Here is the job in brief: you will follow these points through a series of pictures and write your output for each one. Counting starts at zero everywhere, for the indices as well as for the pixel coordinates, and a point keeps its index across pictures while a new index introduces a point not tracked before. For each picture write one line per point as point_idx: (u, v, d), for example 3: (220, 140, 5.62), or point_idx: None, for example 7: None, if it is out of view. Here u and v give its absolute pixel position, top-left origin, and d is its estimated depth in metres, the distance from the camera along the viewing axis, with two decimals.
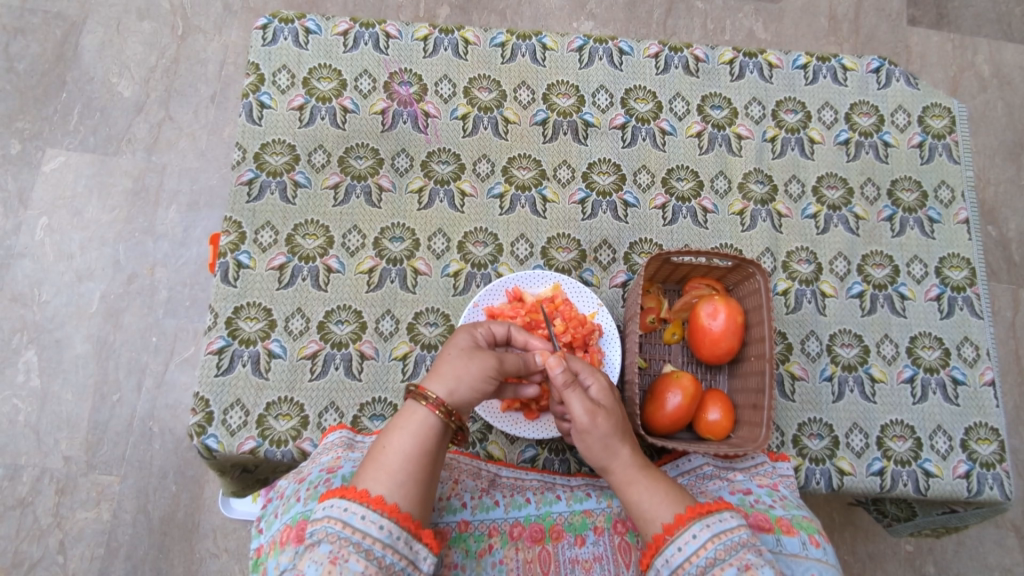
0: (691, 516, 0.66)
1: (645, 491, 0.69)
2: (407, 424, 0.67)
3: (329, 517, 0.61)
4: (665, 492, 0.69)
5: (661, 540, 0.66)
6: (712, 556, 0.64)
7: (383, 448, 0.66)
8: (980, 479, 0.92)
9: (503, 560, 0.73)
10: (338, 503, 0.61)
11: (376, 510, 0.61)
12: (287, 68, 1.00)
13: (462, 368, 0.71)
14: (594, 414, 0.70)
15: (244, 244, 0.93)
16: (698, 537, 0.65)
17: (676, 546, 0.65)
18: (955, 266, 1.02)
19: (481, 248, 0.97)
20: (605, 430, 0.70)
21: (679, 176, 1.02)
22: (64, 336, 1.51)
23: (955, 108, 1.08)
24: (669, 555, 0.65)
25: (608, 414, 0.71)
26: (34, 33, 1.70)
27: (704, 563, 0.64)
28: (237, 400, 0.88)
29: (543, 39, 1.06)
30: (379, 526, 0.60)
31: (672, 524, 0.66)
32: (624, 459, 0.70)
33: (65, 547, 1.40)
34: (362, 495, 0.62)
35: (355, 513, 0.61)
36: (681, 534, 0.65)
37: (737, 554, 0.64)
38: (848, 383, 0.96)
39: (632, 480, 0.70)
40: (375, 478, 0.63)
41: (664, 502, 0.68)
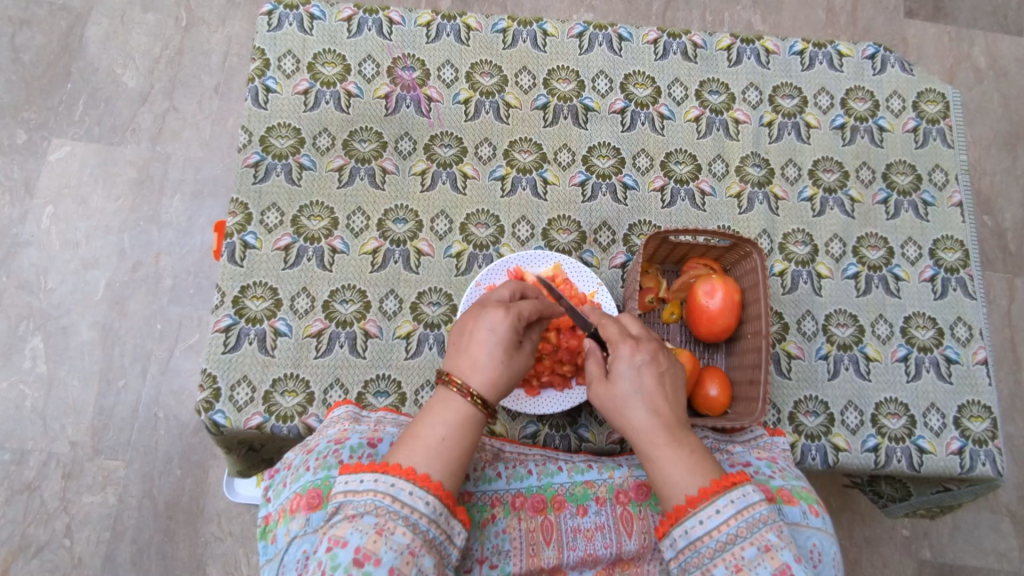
0: (715, 491, 0.66)
1: (664, 461, 0.68)
2: (454, 419, 0.68)
3: (376, 490, 0.63)
4: (688, 464, 0.67)
5: (681, 513, 0.66)
6: (733, 532, 0.64)
7: (427, 435, 0.67)
8: (972, 455, 0.94)
9: (506, 529, 0.75)
10: (384, 478, 0.63)
11: (423, 487, 0.63)
12: (292, 53, 1.02)
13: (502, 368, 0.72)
14: (614, 376, 0.73)
15: (250, 225, 0.95)
16: (721, 513, 0.65)
17: (697, 519, 0.65)
18: (948, 248, 1.04)
19: (483, 230, 0.99)
20: (624, 391, 0.72)
21: (678, 159, 1.04)
22: (70, 323, 1.53)
23: (949, 93, 1.10)
24: (690, 527, 0.65)
25: (629, 377, 0.72)
26: (39, 24, 1.71)
27: (725, 538, 0.64)
28: (244, 376, 0.90)
29: (544, 25, 1.07)
30: (425, 502, 0.63)
31: (695, 498, 0.66)
32: (646, 424, 0.70)
33: (72, 530, 1.42)
34: (410, 472, 0.64)
35: (403, 488, 0.63)
36: (704, 508, 0.65)
37: (758, 531, 0.64)
38: (843, 361, 0.98)
39: (653, 447, 0.69)
40: (424, 458, 0.65)
41: (685, 476, 0.67)
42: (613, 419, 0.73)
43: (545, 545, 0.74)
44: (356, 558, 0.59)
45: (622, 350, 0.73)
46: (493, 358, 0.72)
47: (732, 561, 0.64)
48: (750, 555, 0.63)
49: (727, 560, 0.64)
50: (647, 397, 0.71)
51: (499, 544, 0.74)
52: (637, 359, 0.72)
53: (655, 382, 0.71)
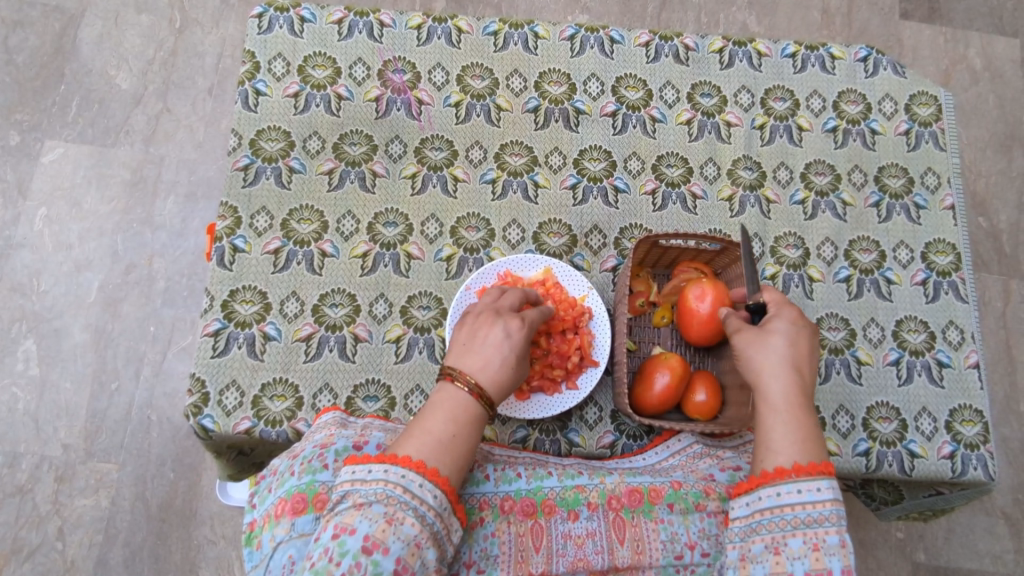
0: (821, 470, 0.67)
1: (783, 422, 0.70)
2: (458, 418, 0.68)
3: (387, 480, 0.63)
4: (804, 436, 0.70)
5: (782, 475, 0.67)
6: (823, 514, 0.65)
7: (436, 429, 0.67)
8: (964, 460, 0.94)
9: (495, 533, 0.75)
10: (395, 469, 0.64)
11: (432, 480, 0.64)
12: (282, 56, 1.02)
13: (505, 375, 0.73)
14: (772, 331, 0.75)
15: (240, 228, 0.95)
16: (821, 492, 0.66)
17: (796, 488, 0.66)
18: (940, 251, 1.03)
19: (474, 233, 0.99)
20: (775, 348, 0.74)
21: (669, 163, 1.04)
22: (64, 325, 1.53)
23: (941, 96, 1.09)
24: (783, 491, 0.67)
25: (788, 337, 0.74)
26: (33, 25, 1.71)
27: (813, 516, 0.66)
28: (233, 380, 0.89)
29: (536, 27, 1.07)
30: (433, 495, 0.64)
31: (799, 468, 0.67)
32: (782, 386, 0.72)
33: (64, 533, 1.42)
34: (420, 465, 0.64)
35: (413, 480, 0.63)
36: (806, 481, 0.67)
37: (846, 527, 0.65)
38: (834, 365, 0.98)
39: (777, 406, 0.71)
40: (435, 453, 0.66)
41: (796, 444, 0.69)
42: (750, 372, 0.74)
43: (534, 551, 0.73)
44: (364, 546, 0.59)
45: (788, 313, 0.77)
46: (503, 365, 0.72)
47: (813, 539, 0.65)
48: (831, 542, 0.64)
49: (807, 536, 0.65)
50: (794, 361, 0.73)
51: (488, 548, 0.74)
52: (799, 325, 0.76)
53: (805, 353, 0.74)
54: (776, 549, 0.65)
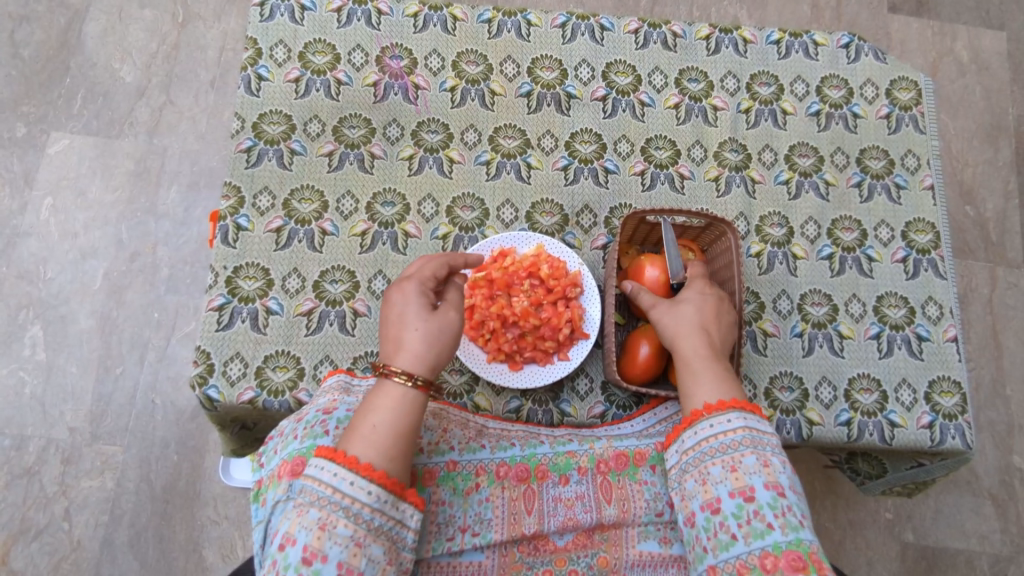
0: (731, 405, 0.75)
1: (695, 374, 0.80)
2: (393, 401, 0.71)
3: (320, 482, 0.65)
4: (719, 382, 0.78)
5: (697, 414, 0.76)
6: (736, 440, 0.73)
7: (372, 424, 0.70)
8: (942, 429, 0.97)
9: (489, 497, 0.78)
10: (329, 468, 0.66)
11: (365, 477, 0.66)
12: (284, 43, 1.05)
13: (440, 344, 0.76)
14: (683, 301, 0.86)
15: (243, 208, 0.98)
16: (731, 423, 0.74)
17: (709, 422, 0.75)
18: (920, 230, 1.07)
19: (469, 212, 1.03)
20: (687, 315, 0.84)
21: (657, 145, 1.07)
22: (69, 312, 1.56)
23: (921, 81, 1.13)
24: (700, 428, 0.75)
25: (697, 304, 0.85)
26: (39, 20, 1.75)
27: (728, 444, 0.73)
28: (237, 353, 0.93)
29: (529, 15, 1.11)
30: (367, 492, 0.65)
31: (712, 406, 0.76)
32: (696, 344, 0.81)
33: (71, 513, 1.45)
34: (353, 462, 0.66)
35: (344, 479, 0.65)
36: (718, 416, 0.75)
37: (761, 448, 0.72)
38: (818, 339, 1.01)
39: (692, 361, 0.81)
40: (373, 452, 0.68)
41: (715, 388, 0.78)
42: (668, 337, 0.84)
43: (526, 513, 0.77)
44: (304, 557, 0.63)
45: (696, 287, 0.88)
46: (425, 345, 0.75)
47: (730, 463, 0.72)
48: (748, 462, 0.71)
49: (725, 461, 0.72)
50: (703, 324, 0.83)
51: (481, 512, 0.77)
52: (706, 294, 0.86)
53: (713, 316, 0.84)
54: (703, 479, 0.73)
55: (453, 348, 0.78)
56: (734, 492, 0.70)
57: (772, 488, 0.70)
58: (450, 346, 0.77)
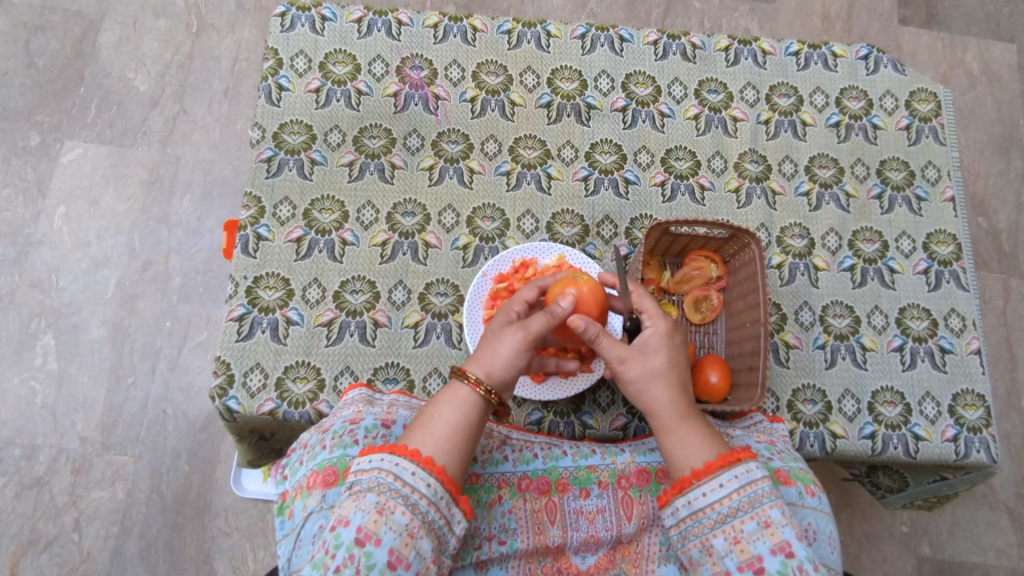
0: (733, 460, 0.71)
1: (677, 433, 0.75)
2: (453, 397, 0.72)
3: (380, 469, 0.66)
4: (703, 443, 0.74)
5: (687, 483, 0.71)
6: (732, 506, 0.69)
7: (441, 417, 0.70)
8: (967, 442, 0.96)
9: (512, 510, 0.78)
10: (390, 458, 0.66)
11: (425, 469, 0.66)
12: (304, 53, 1.05)
13: (491, 352, 0.75)
14: (649, 349, 0.79)
15: (263, 218, 0.98)
16: (724, 488, 0.70)
17: (702, 491, 0.70)
18: (941, 242, 1.06)
19: (489, 223, 1.02)
20: (655, 367, 0.78)
21: (677, 156, 1.07)
22: (81, 321, 1.55)
23: (940, 93, 1.13)
24: (693, 497, 0.70)
25: (664, 350, 0.79)
26: (53, 30, 1.75)
27: (726, 512, 0.69)
28: (257, 363, 0.92)
29: (548, 26, 1.11)
30: (426, 484, 0.66)
31: (700, 470, 0.71)
32: (668, 400, 0.77)
33: (81, 525, 1.44)
34: (413, 454, 0.67)
35: (406, 468, 0.66)
36: (709, 482, 0.70)
37: (760, 508, 0.69)
38: (840, 351, 1.00)
39: (671, 420, 0.76)
40: (438, 448, 0.68)
41: (698, 448, 0.74)
42: (635, 391, 0.78)
43: (549, 524, 0.77)
44: (357, 538, 0.63)
45: (659, 325, 0.80)
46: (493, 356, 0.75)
47: (731, 533, 0.69)
48: (749, 530, 0.68)
49: (727, 532, 0.69)
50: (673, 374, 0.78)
51: (505, 523, 0.77)
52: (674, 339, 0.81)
53: (678, 361, 0.80)
54: (708, 551, 0.69)
55: (515, 362, 0.75)
56: (742, 565, 0.68)
57: (780, 551, 0.67)
58: (503, 356, 0.75)
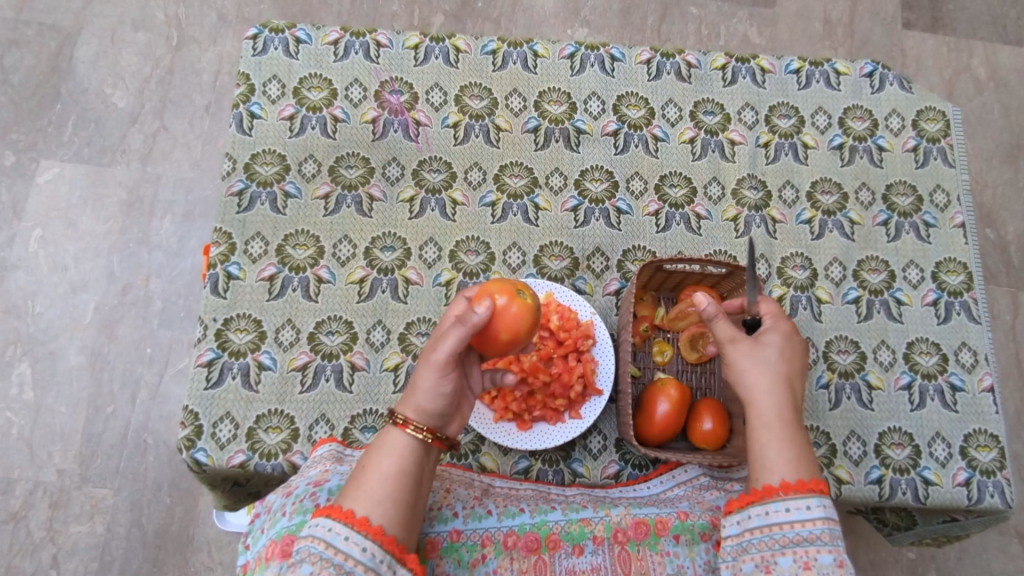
0: (812, 487, 0.67)
1: (776, 439, 0.70)
2: (388, 442, 0.67)
3: (313, 537, 0.61)
4: (795, 453, 0.70)
5: (773, 490, 0.68)
6: (815, 533, 0.65)
7: (376, 471, 0.65)
8: (980, 487, 0.90)
9: (497, 571, 0.71)
10: (322, 523, 0.61)
11: (360, 532, 0.61)
12: (277, 78, 1.00)
13: (411, 388, 0.69)
14: (766, 352, 0.75)
15: (233, 255, 0.93)
16: (810, 511, 0.66)
17: (784, 504, 0.67)
18: (951, 271, 1.01)
19: (473, 257, 0.97)
20: (771, 370, 0.73)
21: (672, 182, 1.01)
22: (58, 348, 1.50)
23: (949, 111, 1.07)
24: (772, 509, 0.67)
25: (783, 355, 0.75)
26: (29, 45, 1.70)
27: (805, 535, 0.65)
28: (227, 413, 0.87)
29: (535, 46, 1.05)
30: (362, 548, 0.60)
31: (790, 483, 0.68)
32: (778, 405, 0.72)
33: (59, 561, 1.39)
34: (347, 516, 0.61)
35: (339, 533, 0.60)
36: (795, 498, 0.67)
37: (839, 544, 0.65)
38: (845, 390, 0.95)
39: (774, 424, 0.71)
40: (377, 506, 0.62)
41: (791, 459, 0.69)
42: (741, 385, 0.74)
43: None
44: None
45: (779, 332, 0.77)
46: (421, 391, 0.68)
47: (804, 558, 0.65)
48: (823, 561, 0.64)
49: (797, 555, 0.65)
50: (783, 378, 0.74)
51: None
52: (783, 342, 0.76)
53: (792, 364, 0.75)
54: (766, 568, 0.65)
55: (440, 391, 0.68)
56: None
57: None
58: (422, 389, 0.68)
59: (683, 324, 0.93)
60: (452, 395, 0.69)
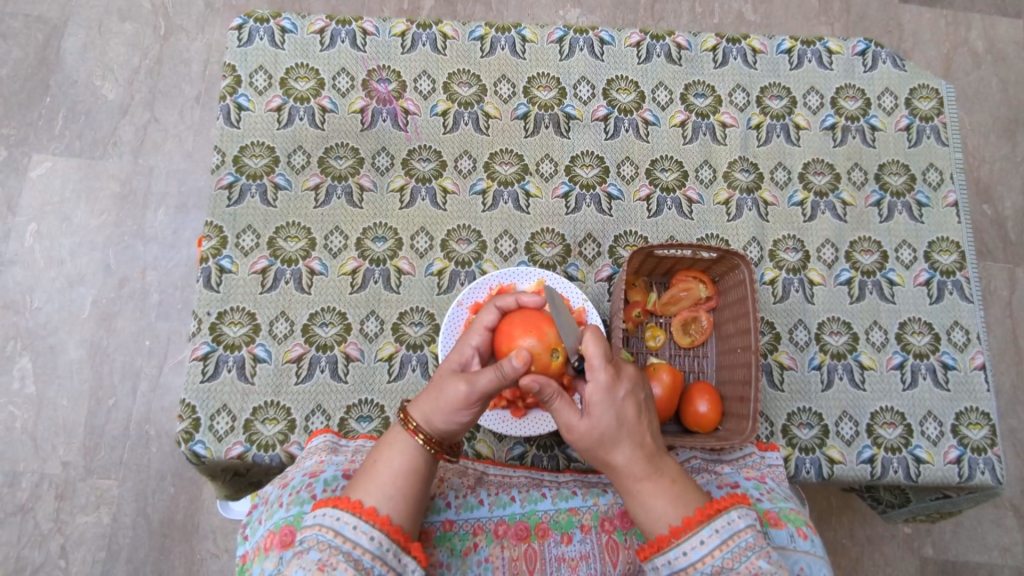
0: (699, 519, 0.65)
1: (636, 500, 0.67)
2: (398, 442, 0.67)
3: (321, 525, 0.61)
4: (663, 506, 0.66)
5: (664, 542, 0.64)
6: (717, 564, 0.63)
7: (384, 467, 0.66)
8: (971, 464, 0.91)
9: (488, 558, 0.72)
10: (331, 512, 0.62)
11: (369, 521, 0.61)
12: (264, 69, 0.99)
13: (431, 401, 0.68)
14: (591, 408, 0.67)
15: (225, 248, 0.93)
16: (706, 543, 0.64)
17: (681, 550, 0.64)
18: (944, 250, 1.01)
19: (465, 246, 0.97)
20: (605, 427, 0.67)
21: (663, 166, 1.01)
22: (58, 342, 1.51)
23: (943, 89, 1.06)
24: (672, 558, 0.64)
25: (618, 411, 0.67)
26: (15, 37, 1.68)
27: (711, 569, 0.63)
28: (224, 405, 0.87)
29: (523, 30, 1.04)
30: (370, 537, 0.61)
31: (678, 528, 0.64)
32: (627, 464, 0.67)
33: (67, 551, 1.41)
34: (355, 506, 0.62)
35: (347, 522, 0.61)
36: (689, 539, 0.64)
37: (746, 563, 0.63)
38: (837, 371, 0.96)
39: (629, 486, 0.67)
40: (384, 497, 0.63)
41: (660, 512, 0.66)
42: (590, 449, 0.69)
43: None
44: None
45: (603, 379, 0.67)
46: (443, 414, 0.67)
47: None
48: None
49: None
50: (629, 433, 0.67)
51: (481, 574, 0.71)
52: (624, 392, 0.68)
53: (631, 415, 0.68)
54: None
55: (453, 418, 0.67)
56: None
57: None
58: (443, 407, 0.67)
59: (676, 308, 0.95)
60: (465, 426, 0.69)
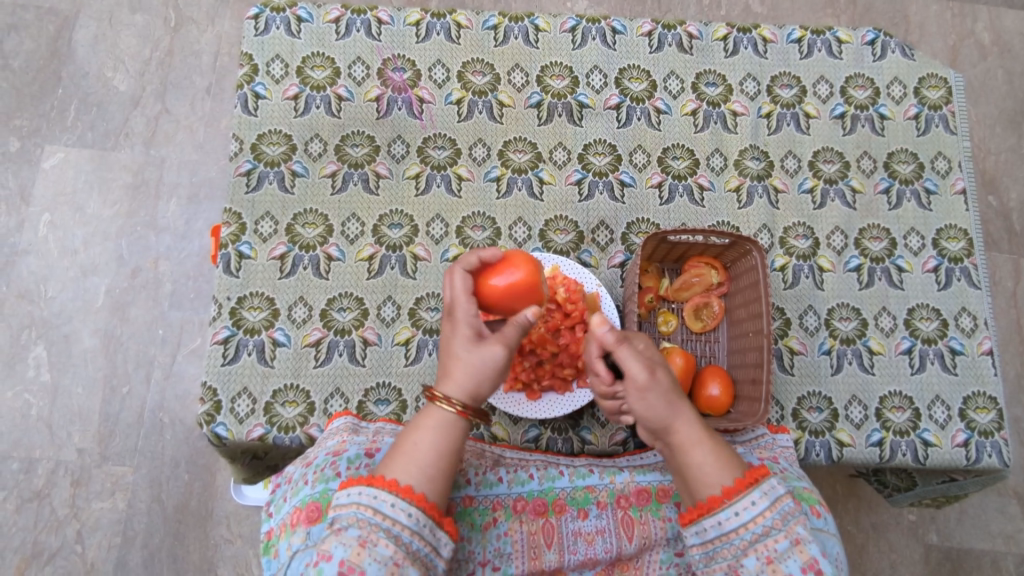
0: (750, 481, 0.66)
1: (702, 457, 0.68)
2: (431, 422, 0.67)
3: (359, 504, 0.62)
4: (726, 459, 0.68)
5: (718, 501, 0.65)
6: (766, 526, 0.65)
7: (419, 445, 0.66)
8: (978, 447, 0.93)
9: (507, 533, 0.74)
10: (367, 492, 0.62)
11: (405, 499, 0.62)
12: (281, 58, 1.00)
13: (469, 373, 0.68)
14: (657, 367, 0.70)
15: (244, 235, 0.94)
16: (756, 505, 0.65)
17: (733, 511, 0.65)
18: (952, 238, 1.02)
19: (479, 232, 0.98)
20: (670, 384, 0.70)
21: (675, 155, 1.02)
22: (72, 331, 1.53)
23: (951, 78, 1.07)
24: (723, 519, 0.65)
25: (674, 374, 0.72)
26: (27, 29, 1.69)
27: (759, 531, 0.65)
28: (244, 388, 0.89)
29: (536, 20, 1.05)
30: (407, 514, 0.62)
31: (732, 487, 0.66)
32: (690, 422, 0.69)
33: (83, 536, 1.43)
34: (392, 485, 0.63)
35: (385, 500, 0.62)
36: (740, 500, 0.65)
37: (791, 527, 0.65)
38: (846, 356, 0.97)
39: (694, 444, 0.69)
40: (421, 475, 0.64)
41: (722, 465, 0.67)
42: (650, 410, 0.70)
43: (546, 548, 0.73)
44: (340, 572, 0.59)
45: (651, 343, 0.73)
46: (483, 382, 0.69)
47: (765, 552, 0.64)
48: (781, 548, 0.64)
49: (759, 551, 0.64)
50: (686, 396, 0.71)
51: (501, 547, 0.73)
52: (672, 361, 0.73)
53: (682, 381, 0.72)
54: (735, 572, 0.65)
55: (497, 380, 0.70)
56: None
57: (810, 569, 0.63)
58: (482, 374, 0.69)
59: (688, 294, 0.96)
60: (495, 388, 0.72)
